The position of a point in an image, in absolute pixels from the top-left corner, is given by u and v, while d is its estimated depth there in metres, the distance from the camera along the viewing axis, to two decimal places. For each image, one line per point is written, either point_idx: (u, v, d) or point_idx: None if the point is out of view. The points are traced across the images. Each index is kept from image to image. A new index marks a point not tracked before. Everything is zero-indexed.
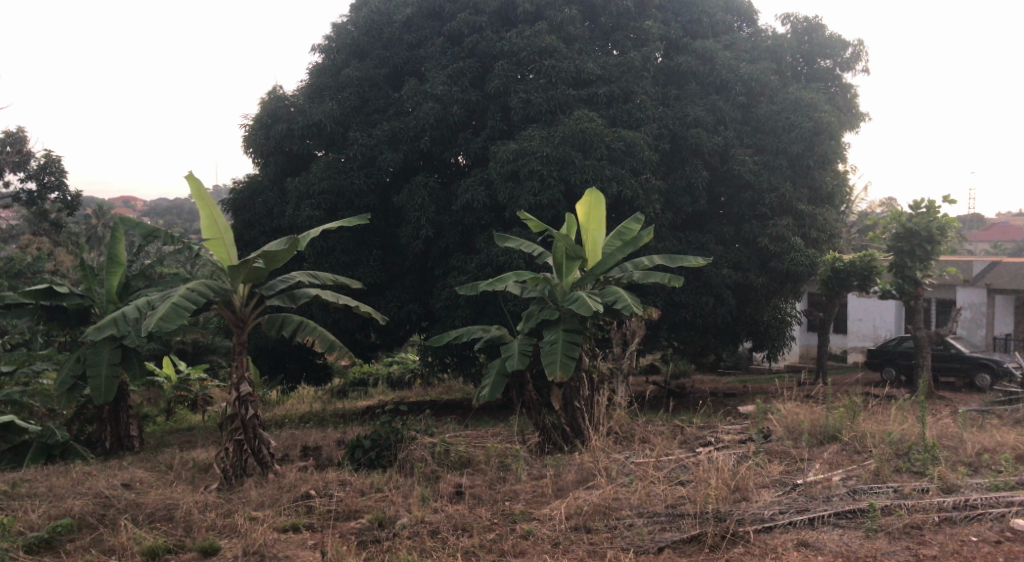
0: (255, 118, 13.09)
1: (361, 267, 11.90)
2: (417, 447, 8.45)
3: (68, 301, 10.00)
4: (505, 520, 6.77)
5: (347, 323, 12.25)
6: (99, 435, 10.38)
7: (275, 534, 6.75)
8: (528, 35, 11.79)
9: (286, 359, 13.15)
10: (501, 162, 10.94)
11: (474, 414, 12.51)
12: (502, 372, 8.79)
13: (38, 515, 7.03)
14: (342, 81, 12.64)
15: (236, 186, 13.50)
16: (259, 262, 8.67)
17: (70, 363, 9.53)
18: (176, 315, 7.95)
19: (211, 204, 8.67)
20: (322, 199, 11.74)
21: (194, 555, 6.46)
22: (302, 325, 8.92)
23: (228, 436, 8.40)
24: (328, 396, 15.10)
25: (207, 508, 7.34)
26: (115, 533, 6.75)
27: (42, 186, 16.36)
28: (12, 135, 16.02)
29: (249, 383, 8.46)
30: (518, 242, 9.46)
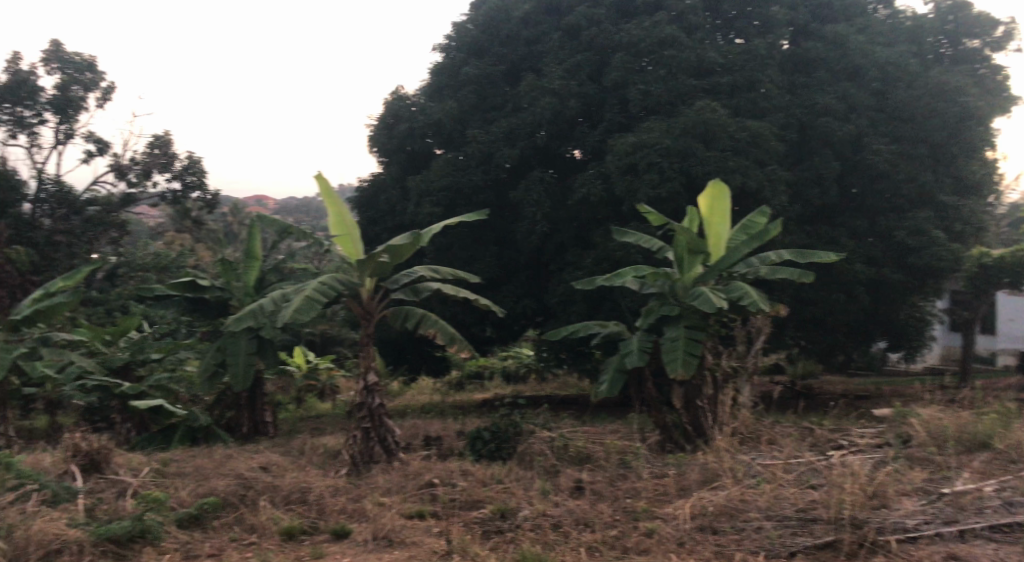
0: (378, 119, 13.58)
1: (477, 262, 12.11)
2: (537, 440, 8.51)
3: (209, 293, 10.63)
4: (628, 517, 6.72)
5: (464, 318, 12.45)
6: (238, 420, 11.01)
7: (402, 520, 7.00)
8: (648, 26, 11.53)
9: (407, 351, 13.45)
10: (620, 154, 10.79)
11: (592, 410, 12.46)
12: (621, 369, 8.79)
13: (187, 492, 7.50)
14: (461, 80, 12.84)
15: (361, 184, 13.94)
16: (384, 257, 8.89)
17: (212, 351, 10.13)
18: (308, 307, 8.33)
19: (339, 202, 8.99)
20: (442, 197, 12.00)
21: (327, 537, 6.87)
22: (425, 318, 9.14)
23: (356, 424, 8.70)
24: (447, 388, 15.40)
25: (338, 492, 7.68)
26: (256, 513, 7.21)
27: (185, 186, 17.29)
28: (160, 138, 16.96)
29: (375, 374, 8.75)
30: (638, 237, 9.35)
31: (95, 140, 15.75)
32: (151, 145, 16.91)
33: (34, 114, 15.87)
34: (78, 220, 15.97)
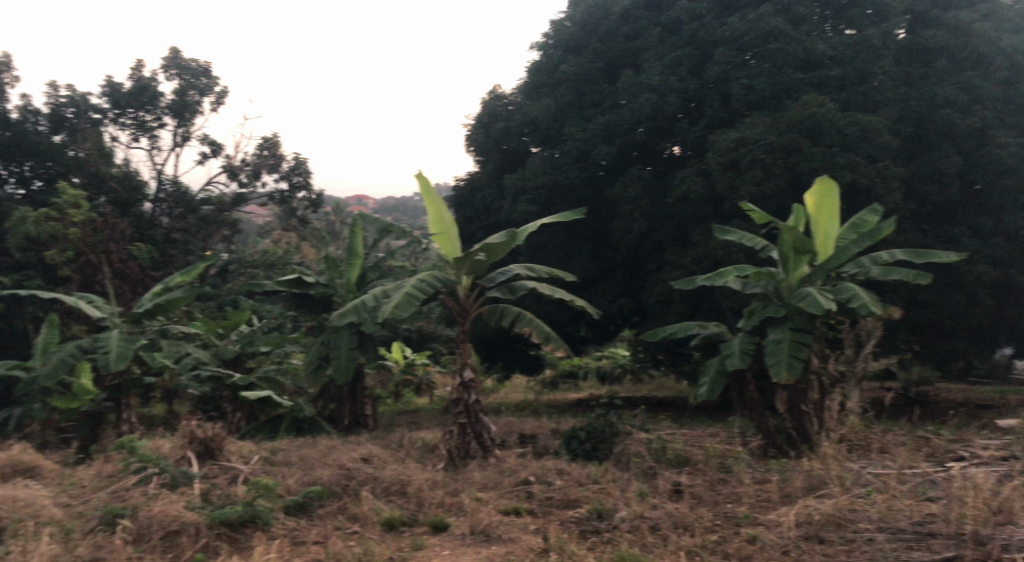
0: (476, 118, 13.81)
1: (573, 261, 12.09)
2: (634, 442, 8.41)
3: (313, 289, 10.90)
4: (729, 523, 6.56)
5: (560, 316, 12.42)
6: (339, 413, 11.31)
7: (499, 516, 7.04)
8: (753, 19, 11.20)
9: (502, 349, 13.54)
10: (721, 151, 10.54)
11: (690, 413, 12.21)
12: (721, 371, 8.60)
13: (294, 480, 7.77)
14: (559, 77, 12.79)
15: (458, 183, 14.09)
16: (481, 255, 8.93)
17: (316, 345, 10.47)
18: (408, 304, 8.49)
19: (438, 201, 9.11)
20: (538, 195, 11.91)
21: (426, 529, 6.98)
22: (520, 316, 9.17)
23: (453, 419, 8.80)
24: (542, 386, 15.42)
25: (436, 485, 7.80)
26: (358, 503, 7.43)
27: (292, 186, 17.89)
28: (268, 140, 17.60)
29: (471, 370, 8.85)
30: (740, 235, 9.13)
31: (209, 142, 16.48)
32: (261, 147, 17.58)
33: (155, 118, 16.71)
34: (193, 219, 16.85)
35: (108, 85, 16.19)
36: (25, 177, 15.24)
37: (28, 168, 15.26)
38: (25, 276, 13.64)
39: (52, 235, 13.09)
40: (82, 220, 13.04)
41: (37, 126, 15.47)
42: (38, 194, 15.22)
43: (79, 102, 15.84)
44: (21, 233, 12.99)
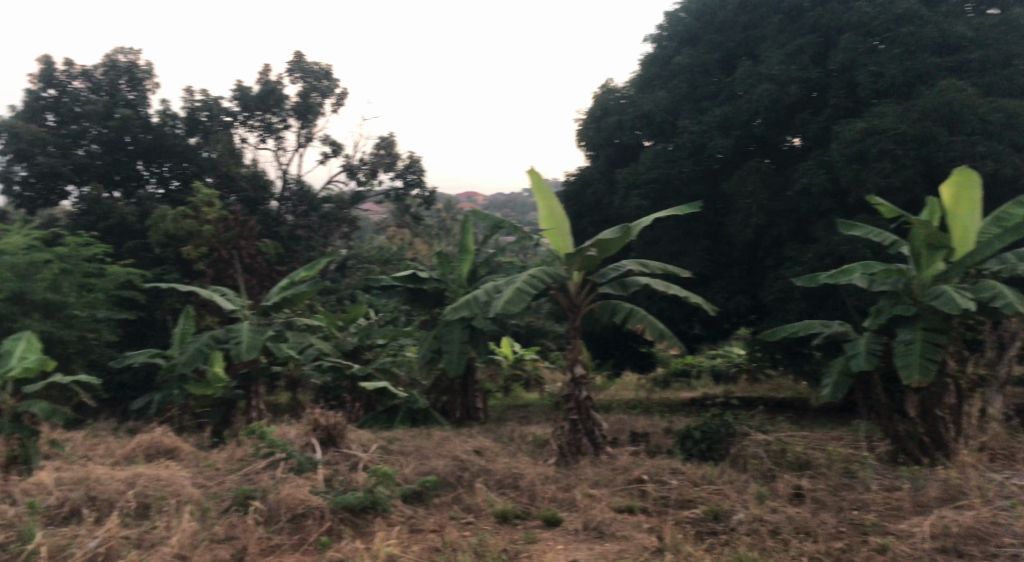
0: (587, 112, 13.65)
1: (687, 257, 11.87)
2: (752, 443, 8.15)
3: (427, 284, 11.15)
4: (856, 530, 6.26)
5: (672, 313, 12.17)
6: (451, 405, 11.46)
7: (613, 513, 6.96)
8: (883, 2, 10.67)
9: (612, 346, 13.38)
10: (847, 142, 10.09)
11: (811, 415, 11.73)
12: (846, 372, 8.20)
13: (410, 469, 7.94)
14: (674, 70, 12.62)
15: (568, 178, 14.00)
16: (592, 250, 8.86)
17: (428, 338, 10.62)
18: (519, 299, 8.49)
19: (551, 198, 9.12)
20: (650, 189, 11.86)
21: (539, 523, 6.97)
22: (632, 313, 9.01)
23: (564, 415, 8.73)
24: (653, 384, 15.18)
25: (548, 480, 7.78)
26: (472, 494, 7.51)
27: (406, 184, 18.28)
28: (385, 139, 18.04)
29: (582, 366, 8.76)
30: (867, 230, 8.69)
31: (330, 142, 17.03)
32: (377, 146, 18.06)
33: (280, 120, 17.44)
34: (316, 217, 17.44)
35: (239, 90, 16.96)
36: (164, 177, 16.29)
37: (167, 169, 16.28)
38: (163, 271, 14.49)
39: (188, 232, 13.86)
40: (215, 217, 13.82)
41: (175, 129, 16.38)
42: (176, 193, 16.21)
43: (212, 106, 16.73)
44: (161, 230, 13.82)
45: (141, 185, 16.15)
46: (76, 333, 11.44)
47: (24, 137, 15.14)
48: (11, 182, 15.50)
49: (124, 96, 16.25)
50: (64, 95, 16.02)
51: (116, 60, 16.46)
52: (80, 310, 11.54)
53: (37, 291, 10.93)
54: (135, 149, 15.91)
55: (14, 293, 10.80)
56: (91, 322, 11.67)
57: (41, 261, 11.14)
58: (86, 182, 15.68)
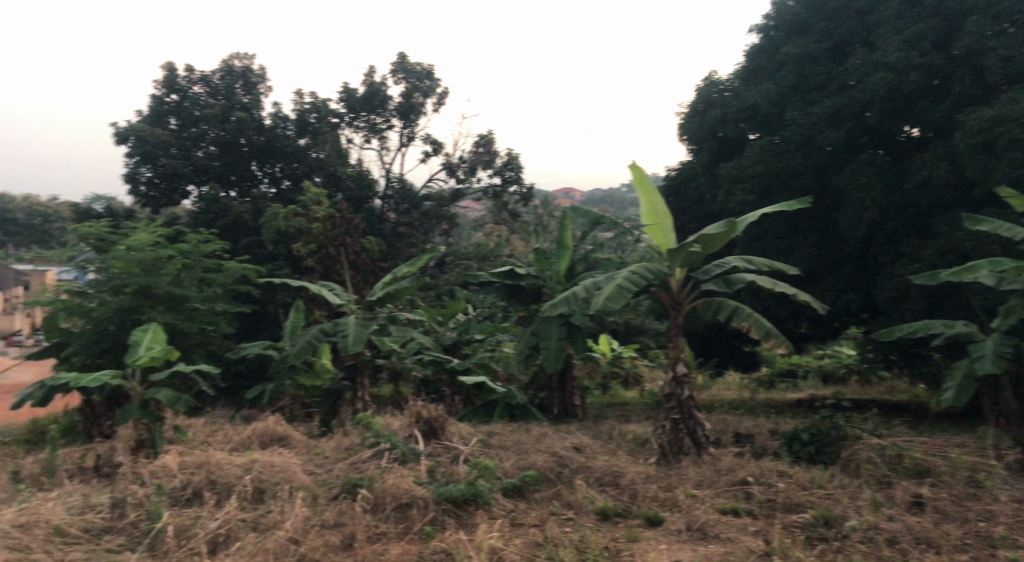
0: (690, 106, 13.48)
1: (795, 252, 11.49)
2: (865, 447, 7.86)
3: (525, 280, 11.18)
4: (981, 543, 5.96)
5: (779, 312, 11.84)
6: (550, 401, 11.49)
7: (717, 515, 6.85)
8: None
9: (714, 344, 13.13)
10: (972, 131, 9.58)
11: (928, 420, 11.20)
12: (970, 375, 7.81)
13: (511, 464, 8.02)
14: (781, 59, 12.11)
15: (669, 172, 13.84)
16: (696, 246, 8.72)
17: (527, 334, 10.67)
18: (620, 295, 8.45)
19: (652, 191, 9.01)
20: (756, 183, 11.61)
21: (640, 522, 6.93)
22: (737, 310, 8.81)
23: (665, 414, 8.63)
24: (757, 384, 14.82)
25: (649, 479, 7.72)
26: (572, 490, 7.53)
27: (504, 181, 18.41)
28: (484, 137, 18.22)
29: (684, 364, 8.63)
30: (994, 225, 8.30)
31: (431, 141, 17.34)
32: (476, 143, 18.26)
33: (384, 120, 17.86)
34: (417, 214, 17.81)
35: (345, 91, 17.45)
36: (276, 177, 17.01)
37: (279, 169, 16.99)
38: (275, 267, 15.08)
39: (298, 229, 14.37)
40: (323, 215, 14.32)
41: (286, 130, 17.04)
42: (287, 192, 16.84)
43: (320, 107, 17.35)
44: (274, 227, 14.50)
45: (256, 184, 16.90)
46: (197, 324, 12.02)
47: (150, 140, 15.97)
48: (137, 183, 16.31)
49: (239, 100, 17.05)
50: (185, 99, 16.98)
51: (232, 65, 17.26)
52: (200, 303, 12.16)
53: (162, 284, 11.59)
54: (250, 150, 16.66)
55: (142, 286, 11.50)
56: (209, 315, 12.25)
57: (165, 257, 11.80)
58: (205, 183, 16.48)
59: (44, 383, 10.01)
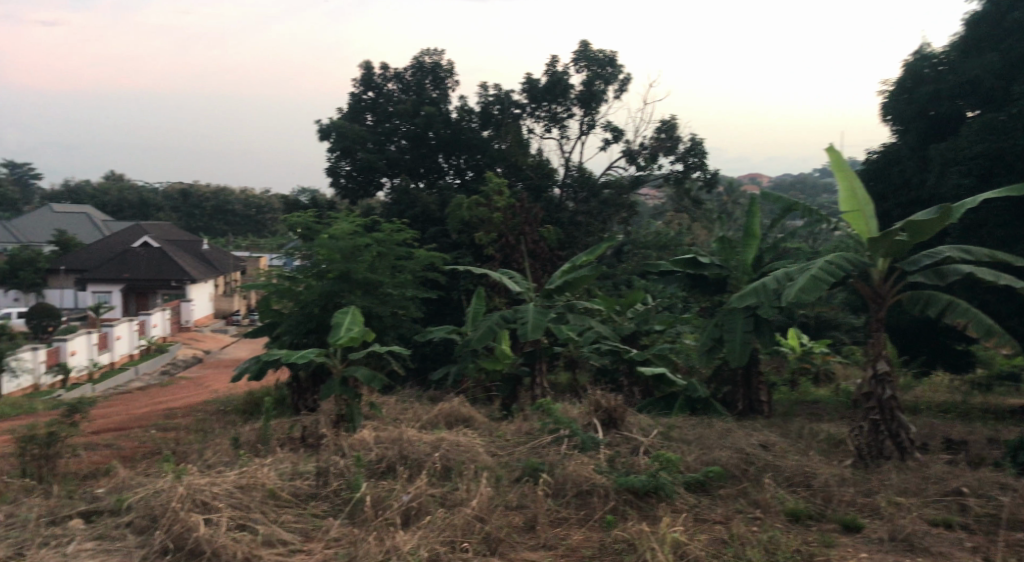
0: (897, 82, 12.55)
1: (1020, 242, 10.31)
2: None
3: (709, 270, 10.78)
4: None
5: (999, 308, 10.79)
6: (734, 396, 11.01)
7: (924, 526, 6.37)
8: None
9: (920, 342, 12.20)
10: None
11: None
12: None
13: (695, 458, 7.83)
14: (1008, 27, 10.92)
15: (870, 155, 12.96)
16: (902, 234, 8.09)
17: (710, 326, 10.32)
18: (814, 287, 8.01)
19: (851, 175, 8.51)
20: (974, 165, 10.60)
21: (835, 527, 6.58)
22: (951, 306, 8.17)
23: (864, 415, 8.10)
24: (968, 386, 13.61)
25: (846, 482, 7.30)
26: (760, 489, 7.24)
27: (687, 167, 17.99)
28: (667, 122, 17.87)
29: (887, 362, 8.06)
30: None
31: (611, 129, 17.23)
32: (659, 129, 17.96)
33: (565, 109, 17.96)
34: (596, 202, 17.67)
35: (528, 82, 17.67)
36: (462, 168, 17.63)
37: (464, 160, 17.57)
38: (459, 254, 15.55)
39: (481, 219, 14.71)
40: (504, 205, 14.60)
41: (471, 123, 17.53)
42: (471, 182, 17.47)
43: (503, 99, 17.58)
44: (458, 217, 14.82)
45: (442, 176, 17.61)
46: (390, 307, 12.62)
47: (348, 135, 17.03)
48: (337, 176, 17.50)
49: (428, 94, 17.70)
50: (380, 96, 18.00)
51: (423, 62, 18.01)
52: (392, 288, 12.74)
53: (359, 270, 12.27)
54: (437, 143, 17.33)
55: (342, 272, 12.24)
56: (401, 300, 12.82)
57: (361, 245, 12.49)
58: (397, 175, 17.33)
59: (258, 357, 10.84)
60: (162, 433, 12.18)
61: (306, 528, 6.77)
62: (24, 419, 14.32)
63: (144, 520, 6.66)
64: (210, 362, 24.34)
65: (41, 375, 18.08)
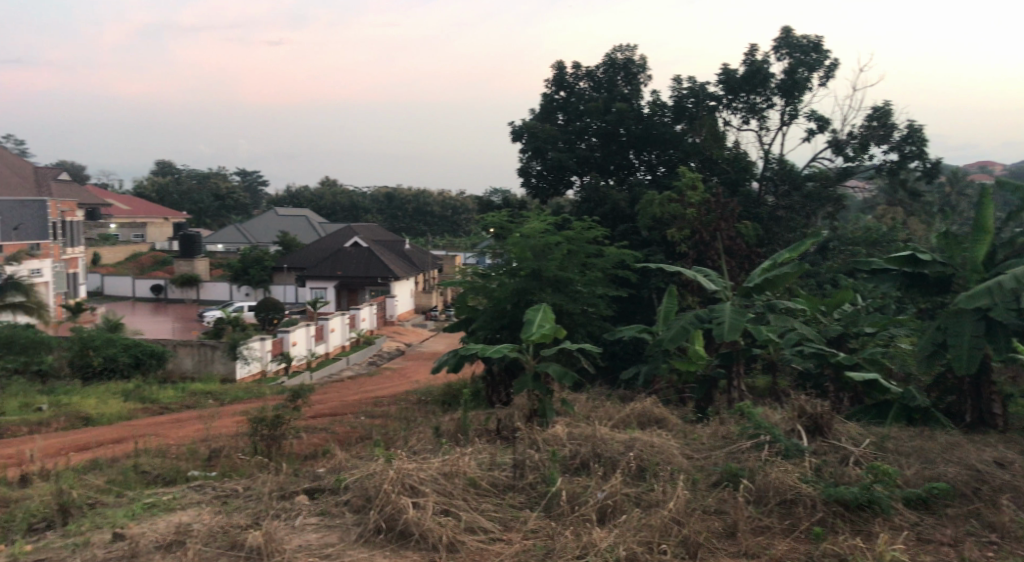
0: None
1: None
2: None
3: (931, 268, 9.87)
4: None
5: None
6: (960, 408, 10.04)
7: None
8: None
9: None
10: None
11: None
12: None
13: (917, 473, 7.24)
14: None
15: None
16: None
17: (932, 329, 9.44)
18: None
19: None
20: None
21: None
22: None
23: None
24: None
25: None
26: (996, 512, 6.57)
27: (903, 157, 16.71)
28: (880, 109, 16.68)
29: None
30: None
31: (816, 118, 16.32)
32: (870, 117, 16.80)
33: (765, 99, 17.23)
34: (798, 196, 16.82)
35: (725, 73, 17.09)
36: (653, 164, 17.28)
37: (655, 156, 17.19)
38: (650, 252, 15.32)
39: (673, 215, 14.41)
40: (698, 201, 14.18)
41: (664, 117, 17.14)
42: (662, 177, 17.02)
43: (698, 91, 17.12)
44: (649, 214, 14.63)
45: (632, 172, 17.48)
46: (581, 305, 12.64)
47: (540, 135, 17.36)
48: (529, 176, 17.94)
49: (620, 91, 17.61)
50: (571, 95, 18.15)
51: (615, 58, 17.87)
52: (583, 286, 12.75)
53: (550, 268, 12.40)
54: (628, 140, 17.11)
55: (533, 269, 12.43)
56: (592, 298, 12.82)
57: (553, 243, 12.63)
58: (587, 173, 17.44)
59: (455, 351, 11.20)
60: (370, 420, 12.92)
61: (505, 518, 6.90)
62: (253, 402, 15.74)
63: (360, 499, 7.06)
64: (412, 355, 25.58)
65: (268, 363, 19.78)
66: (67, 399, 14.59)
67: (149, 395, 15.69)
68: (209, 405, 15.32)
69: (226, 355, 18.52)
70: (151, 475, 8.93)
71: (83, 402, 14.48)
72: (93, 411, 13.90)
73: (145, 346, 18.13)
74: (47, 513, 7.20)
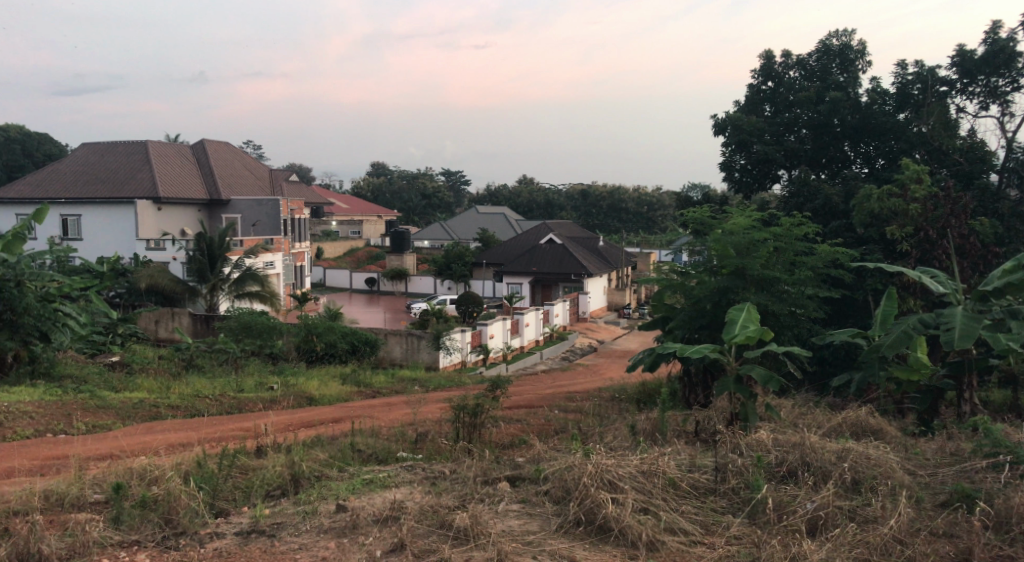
0: None
1: None
2: None
3: None
4: None
5: None
6: None
7: None
8: None
9: None
10: None
11: None
12: None
13: None
14: None
15: None
16: None
17: None
18: None
19: None
20: None
21: None
22: None
23: None
24: None
25: None
26: None
27: None
28: None
29: None
30: None
31: None
32: None
33: (1009, 81, 15.48)
34: None
35: (959, 54, 15.71)
36: (871, 156, 16.15)
37: (873, 148, 16.08)
38: (867, 250, 14.32)
39: (894, 210, 13.38)
40: (923, 195, 13.01)
41: (885, 106, 15.91)
42: (881, 170, 15.84)
43: (925, 77, 15.53)
44: (866, 209, 13.63)
45: (847, 165, 16.50)
46: (788, 306, 12.06)
47: (744, 128, 16.92)
48: (732, 170, 17.48)
49: (834, 79, 16.58)
50: (781, 84, 17.44)
51: (830, 45, 16.88)
52: (790, 286, 12.15)
53: (755, 266, 11.90)
54: (844, 131, 16.19)
55: (737, 267, 11.93)
56: (799, 298, 12.21)
57: (758, 240, 12.12)
58: (796, 166, 16.76)
59: (653, 349, 11.01)
60: (566, 414, 13.05)
61: (707, 521, 6.72)
62: (456, 391, 16.40)
63: (559, 490, 7.15)
64: (606, 351, 25.62)
65: (468, 354, 20.56)
66: (295, 381, 15.92)
67: (364, 379, 16.79)
68: (416, 391, 16.13)
69: (430, 345, 19.43)
70: (366, 453, 9.52)
71: (307, 383, 15.74)
72: (316, 393, 15.08)
73: (360, 334, 19.38)
74: (280, 481, 7.92)
